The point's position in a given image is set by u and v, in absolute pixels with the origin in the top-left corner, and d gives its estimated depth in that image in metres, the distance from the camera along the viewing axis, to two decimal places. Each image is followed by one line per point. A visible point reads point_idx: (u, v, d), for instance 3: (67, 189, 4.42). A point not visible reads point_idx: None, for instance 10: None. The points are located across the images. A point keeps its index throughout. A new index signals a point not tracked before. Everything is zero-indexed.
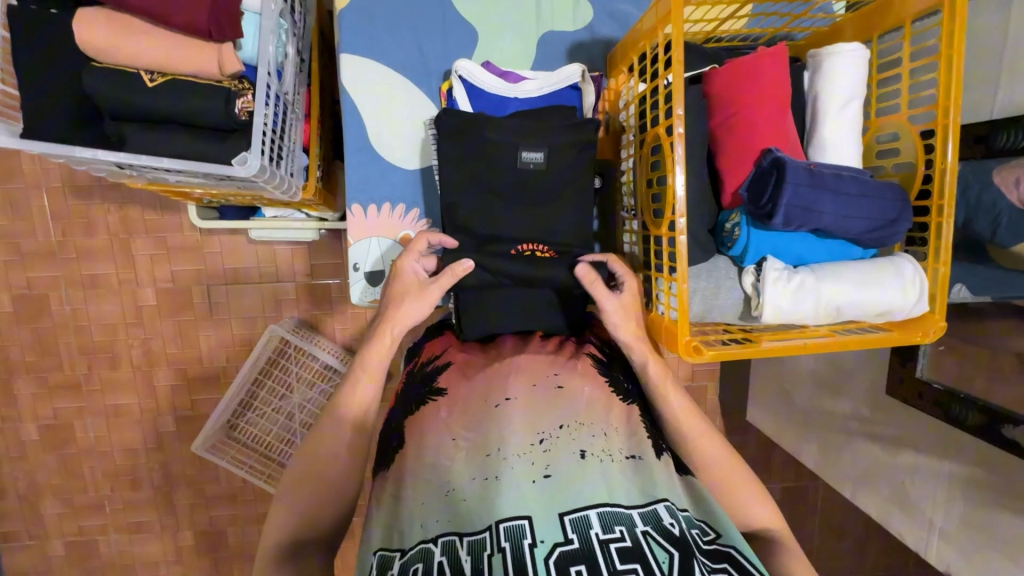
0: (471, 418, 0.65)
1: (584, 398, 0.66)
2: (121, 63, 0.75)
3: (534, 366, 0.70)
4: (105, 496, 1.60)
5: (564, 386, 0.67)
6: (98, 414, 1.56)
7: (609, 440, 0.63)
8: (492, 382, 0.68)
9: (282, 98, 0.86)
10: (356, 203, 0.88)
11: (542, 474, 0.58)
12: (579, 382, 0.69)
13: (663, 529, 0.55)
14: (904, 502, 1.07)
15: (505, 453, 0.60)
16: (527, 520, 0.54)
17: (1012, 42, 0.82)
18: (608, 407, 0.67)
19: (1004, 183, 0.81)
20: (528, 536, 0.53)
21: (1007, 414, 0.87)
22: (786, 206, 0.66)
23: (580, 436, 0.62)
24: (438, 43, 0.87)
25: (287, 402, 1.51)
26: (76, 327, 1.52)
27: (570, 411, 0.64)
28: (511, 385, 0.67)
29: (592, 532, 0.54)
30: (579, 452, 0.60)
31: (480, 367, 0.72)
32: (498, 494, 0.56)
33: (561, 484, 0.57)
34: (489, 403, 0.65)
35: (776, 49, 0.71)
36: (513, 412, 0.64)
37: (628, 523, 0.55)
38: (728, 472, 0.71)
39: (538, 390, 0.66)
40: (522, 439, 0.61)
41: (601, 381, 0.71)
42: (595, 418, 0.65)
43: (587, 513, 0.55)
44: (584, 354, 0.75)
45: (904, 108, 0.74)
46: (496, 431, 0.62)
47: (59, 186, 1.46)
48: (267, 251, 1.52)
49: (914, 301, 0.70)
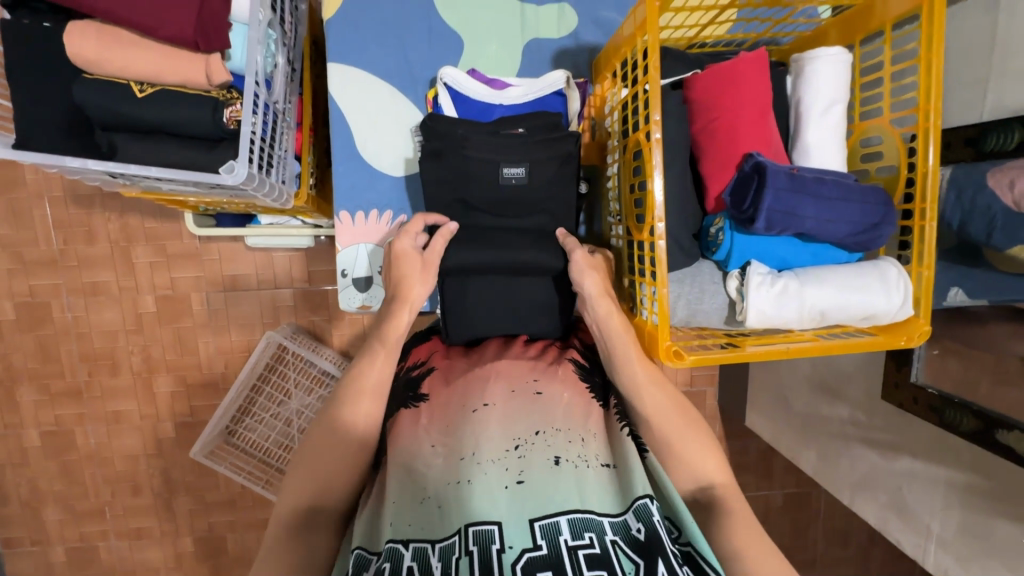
0: (451, 423, 0.65)
1: (564, 404, 0.66)
2: (111, 74, 0.76)
3: (514, 371, 0.70)
4: (105, 502, 1.61)
5: (543, 392, 0.67)
6: (99, 421, 1.57)
7: (586, 446, 0.63)
8: (471, 388, 0.68)
9: (271, 107, 0.88)
10: (344, 210, 0.89)
11: (515, 480, 0.59)
12: (558, 387, 0.68)
13: (631, 539, 0.56)
14: (902, 509, 1.06)
15: (479, 459, 0.60)
16: (497, 526, 0.55)
17: (1000, 44, 0.82)
18: (586, 414, 0.67)
19: (997, 185, 0.80)
20: (497, 542, 0.54)
21: (1003, 419, 0.86)
22: (766, 211, 0.66)
23: (555, 442, 0.62)
24: (424, 51, 0.88)
25: (285, 407, 1.51)
26: (77, 335, 1.54)
27: (546, 416, 0.64)
28: (490, 390, 0.67)
29: (560, 538, 0.55)
30: (553, 458, 0.60)
31: (462, 372, 0.73)
32: (470, 500, 0.57)
33: (533, 488, 0.58)
34: (465, 409, 0.65)
35: (756, 54, 0.71)
36: (490, 420, 0.63)
37: (598, 529, 0.56)
38: (672, 419, 0.69)
39: (516, 397, 0.66)
40: (498, 446, 0.61)
41: (582, 387, 0.71)
42: (572, 423, 0.65)
43: (557, 520, 0.56)
44: (565, 360, 0.75)
45: (887, 112, 0.75)
46: (471, 437, 0.62)
47: (61, 195, 1.48)
48: (265, 257, 1.53)
49: (899, 305, 0.69)
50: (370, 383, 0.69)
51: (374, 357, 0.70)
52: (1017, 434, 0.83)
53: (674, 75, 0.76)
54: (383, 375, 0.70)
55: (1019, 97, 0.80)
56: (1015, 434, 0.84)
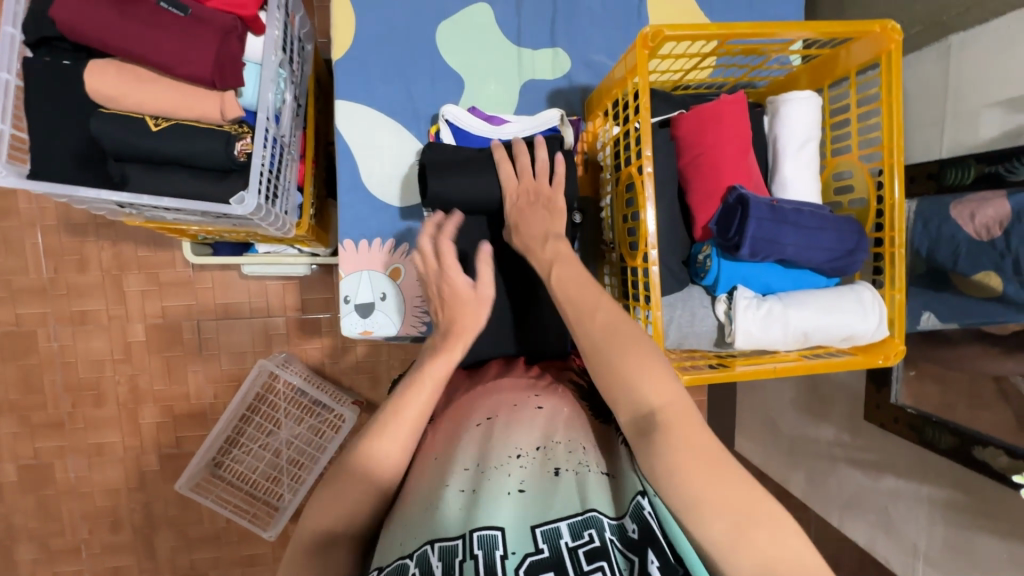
0: (453, 438, 0.67)
1: (563, 416, 0.68)
2: (129, 109, 0.79)
3: (513, 388, 0.73)
4: (83, 540, 1.56)
5: (543, 405, 0.70)
6: (80, 453, 1.53)
7: (588, 454, 0.64)
8: (475, 405, 0.71)
9: (279, 141, 0.92)
10: (348, 238, 0.92)
11: (514, 488, 0.60)
12: (557, 401, 0.70)
13: (626, 538, 0.56)
14: (889, 528, 1.08)
15: (483, 467, 0.62)
16: (501, 530, 0.56)
17: (953, 90, 0.91)
18: (586, 424, 0.69)
19: (960, 217, 0.88)
20: (501, 547, 0.55)
21: (977, 435, 0.89)
22: (751, 238, 0.72)
23: (555, 454, 0.63)
24: (427, 91, 0.93)
25: (275, 437, 1.50)
26: (62, 364, 1.52)
27: (548, 430, 0.66)
28: (493, 405, 0.70)
29: (561, 541, 0.56)
30: (553, 470, 0.62)
31: (468, 393, 0.75)
32: (473, 507, 0.58)
33: (533, 497, 0.60)
34: (469, 423, 0.68)
35: (737, 97, 0.77)
36: (492, 432, 0.66)
37: (597, 526, 0.56)
38: (610, 345, 0.60)
39: (517, 410, 0.68)
40: (499, 455, 0.63)
41: (579, 403, 0.72)
42: (572, 435, 0.66)
43: (557, 525, 0.57)
44: (563, 380, 0.78)
45: (856, 149, 0.81)
46: (473, 449, 0.65)
47: (54, 223, 1.48)
48: (259, 285, 1.54)
49: (876, 326, 0.74)
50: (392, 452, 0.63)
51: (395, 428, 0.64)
52: (992, 449, 0.87)
53: (664, 114, 0.82)
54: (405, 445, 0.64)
55: (974, 136, 0.88)
56: (990, 450, 0.87)
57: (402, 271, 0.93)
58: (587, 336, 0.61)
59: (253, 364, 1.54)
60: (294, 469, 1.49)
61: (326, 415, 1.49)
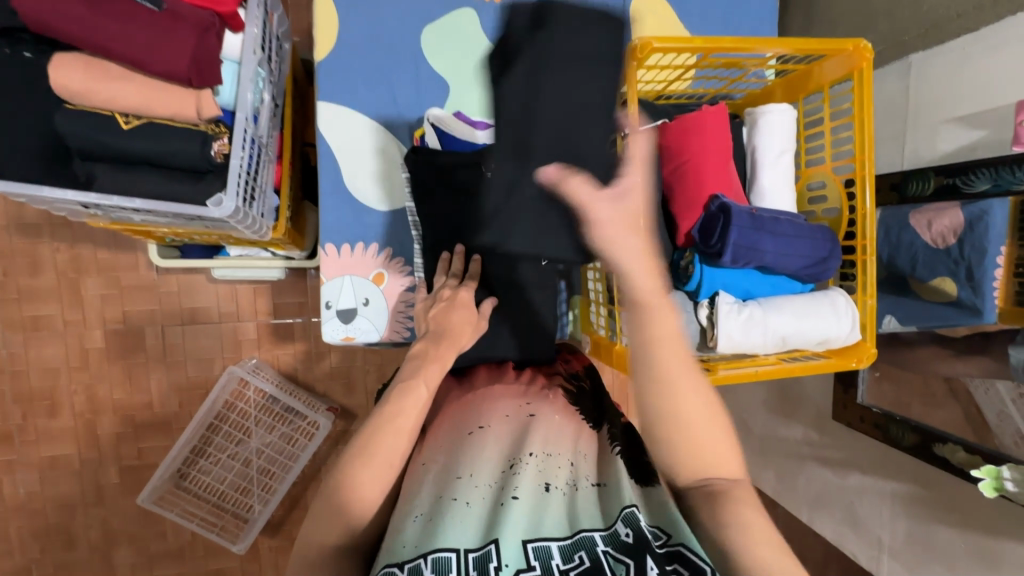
0: (445, 446, 0.68)
1: (556, 426, 0.71)
2: (97, 106, 0.76)
3: (504, 398, 0.75)
4: (33, 559, 1.46)
5: (535, 415, 0.72)
6: (31, 467, 1.45)
7: (577, 468, 0.67)
8: (467, 413, 0.73)
9: (256, 141, 0.89)
10: (330, 242, 0.90)
11: (510, 496, 0.61)
12: (549, 409, 0.73)
13: (620, 544, 0.56)
14: (854, 522, 1.13)
15: (477, 481, 0.63)
16: (494, 544, 0.56)
17: (914, 105, 0.96)
18: (575, 435, 0.71)
19: (918, 225, 0.94)
20: (494, 559, 0.55)
21: (938, 432, 0.94)
22: (733, 245, 0.74)
23: (546, 467, 0.65)
24: (412, 94, 0.92)
25: (244, 447, 1.45)
26: (12, 372, 1.43)
27: (537, 440, 0.68)
28: (486, 414, 0.72)
29: (553, 561, 0.56)
30: (544, 484, 0.63)
31: (455, 401, 0.76)
32: (466, 521, 0.59)
33: (525, 508, 0.59)
34: (462, 431, 0.70)
35: (718, 109, 0.80)
36: (486, 442, 0.68)
37: (588, 544, 0.57)
38: (703, 425, 0.61)
39: (510, 422, 0.71)
40: (492, 470, 0.65)
41: (572, 410, 0.75)
42: (559, 448, 0.68)
43: (549, 544, 0.57)
44: (555, 386, 0.79)
45: (829, 160, 0.85)
46: (467, 458, 0.65)
47: (4, 223, 1.40)
48: (228, 289, 1.49)
49: (849, 330, 0.78)
50: (380, 455, 0.61)
51: (382, 429, 0.63)
52: (950, 445, 0.91)
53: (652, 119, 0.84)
54: (395, 452, 0.63)
55: (932, 150, 0.94)
56: (949, 446, 0.92)
57: (385, 276, 0.91)
58: (686, 411, 0.60)
59: (221, 371, 1.48)
60: (264, 479, 1.45)
61: (298, 423, 1.45)
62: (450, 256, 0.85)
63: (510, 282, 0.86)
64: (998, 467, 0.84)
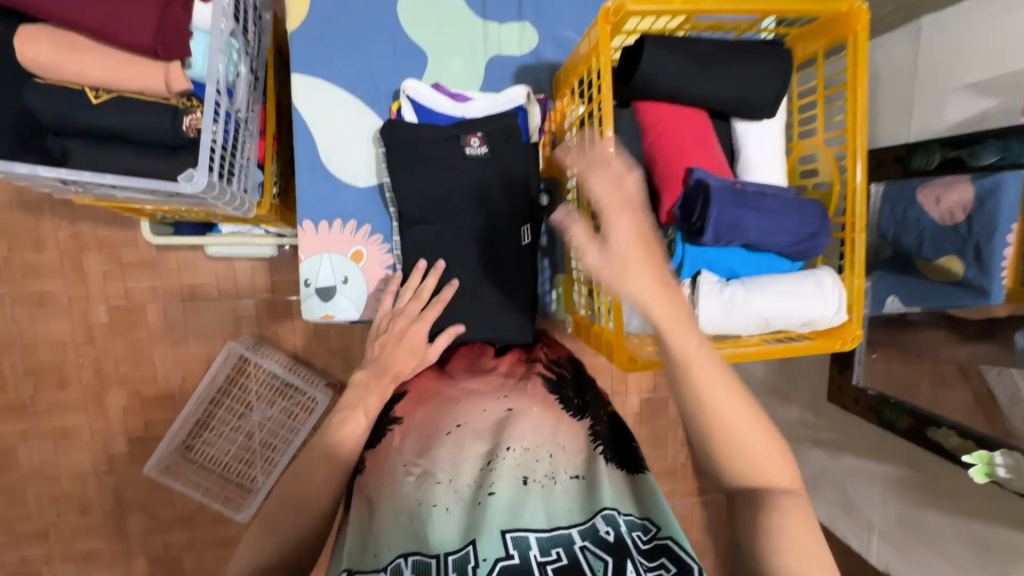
0: (421, 444, 0.67)
1: (533, 419, 0.69)
2: (66, 80, 0.75)
3: (483, 392, 0.74)
4: (51, 524, 1.52)
5: (513, 408, 0.70)
6: (44, 437, 1.49)
7: (555, 461, 0.65)
8: (441, 410, 0.71)
9: (233, 116, 0.87)
10: (308, 219, 0.89)
11: (487, 492, 0.61)
12: (528, 403, 0.71)
13: (599, 539, 0.58)
14: (847, 504, 1.12)
15: (456, 484, 0.63)
16: (471, 544, 0.56)
17: (922, 72, 0.90)
18: (555, 425, 0.69)
19: (925, 200, 0.89)
20: (472, 557, 0.55)
21: (932, 416, 0.91)
22: (714, 224, 0.71)
23: (524, 461, 0.64)
24: (388, 65, 0.89)
25: (246, 420, 1.48)
26: (21, 346, 1.46)
27: (515, 433, 0.66)
28: (463, 412, 0.70)
29: (531, 553, 0.56)
30: (521, 478, 0.62)
31: (433, 395, 0.74)
32: (443, 525, 0.59)
33: (503, 504, 0.59)
34: (439, 431, 0.68)
35: (696, 114, 0.79)
36: (465, 442, 0.66)
37: (565, 542, 0.58)
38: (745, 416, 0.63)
39: (489, 417, 0.69)
40: (473, 469, 0.64)
41: (550, 399, 0.73)
42: (538, 440, 0.66)
43: (528, 535, 0.58)
44: (533, 376, 0.77)
45: (821, 132, 0.81)
46: (446, 460, 0.65)
47: (6, 200, 1.42)
48: (226, 266, 1.50)
49: (834, 311, 0.75)
50: (305, 495, 0.66)
51: (312, 469, 0.67)
52: (944, 430, 0.89)
53: (671, 83, 0.75)
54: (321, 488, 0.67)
55: (939, 121, 0.88)
56: (942, 431, 0.89)
57: (364, 253, 0.91)
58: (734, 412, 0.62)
59: (221, 346, 1.50)
60: (267, 451, 1.47)
61: (298, 398, 1.47)
62: (414, 268, 0.83)
63: (490, 261, 0.85)
64: (990, 453, 0.83)
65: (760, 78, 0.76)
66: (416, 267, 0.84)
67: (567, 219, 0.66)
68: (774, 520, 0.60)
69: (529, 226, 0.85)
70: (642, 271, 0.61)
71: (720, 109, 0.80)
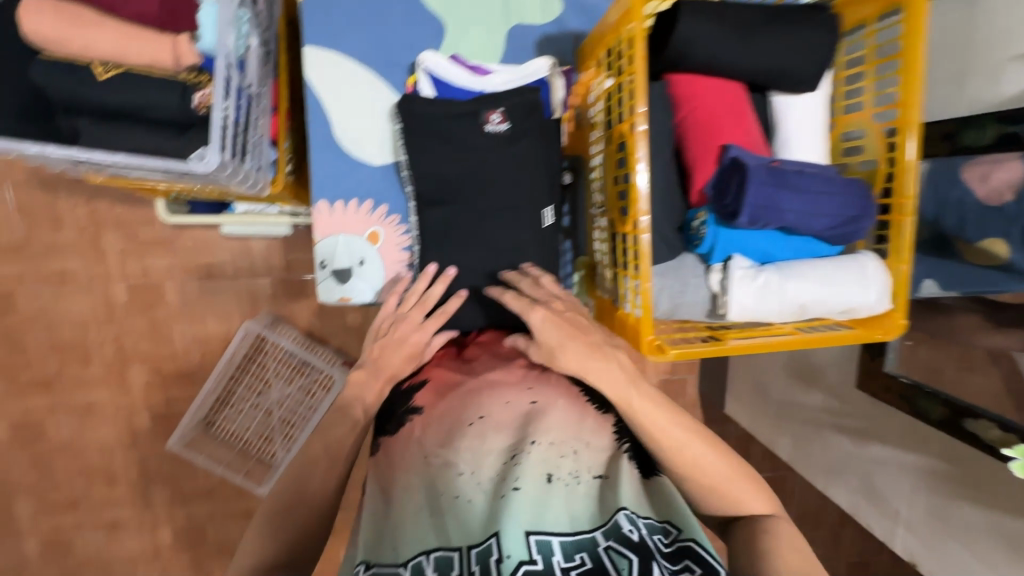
0: (441, 434, 0.65)
1: (557, 413, 0.66)
2: (73, 54, 0.72)
3: (506, 381, 0.71)
4: (80, 495, 1.56)
5: (536, 402, 0.68)
6: (70, 412, 1.52)
7: (580, 458, 0.64)
8: (467, 400, 0.68)
9: (245, 92, 0.84)
10: (322, 199, 0.87)
11: (511, 487, 0.59)
12: (552, 395, 0.69)
13: (623, 538, 0.57)
14: (872, 493, 1.09)
15: (478, 477, 0.61)
16: (495, 537, 0.55)
17: (978, 41, 0.83)
18: (580, 419, 0.67)
19: (970, 179, 0.83)
20: (496, 552, 0.54)
21: (969, 407, 0.87)
22: (750, 205, 0.67)
23: (549, 457, 0.62)
24: (404, 36, 0.85)
25: (265, 397, 1.49)
26: (45, 324, 1.48)
27: (540, 426, 0.64)
28: (486, 402, 0.67)
29: (554, 559, 0.55)
30: (546, 475, 0.61)
31: (455, 386, 0.71)
32: (467, 520, 0.58)
33: (528, 499, 0.58)
34: (461, 422, 0.66)
35: (732, 87, 0.74)
36: (487, 434, 0.64)
37: (589, 547, 0.56)
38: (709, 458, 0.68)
39: (512, 409, 0.67)
40: (496, 462, 0.63)
41: (576, 394, 0.71)
42: (564, 435, 0.64)
43: (551, 539, 0.56)
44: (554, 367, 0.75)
45: (869, 106, 0.77)
46: (468, 451, 0.63)
47: (24, 178, 1.42)
48: (242, 245, 1.49)
49: (877, 299, 0.70)
50: (306, 494, 0.68)
51: (313, 466, 0.69)
52: (983, 421, 0.85)
53: (706, 52, 0.70)
54: (324, 486, 0.69)
55: (994, 93, 0.82)
56: (982, 422, 0.86)
57: (380, 235, 0.88)
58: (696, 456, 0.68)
59: (238, 325, 1.50)
60: (285, 428, 1.49)
61: (315, 376, 1.48)
62: (420, 274, 0.81)
63: (509, 243, 0.82)
64: None
65: (803, 47, 0.70)
66: (422, 272, 0.81)
67: (514, 279, 0.79)
68: (765, 541, 0.66)
69: (551, 208, 0.83)
70: (574, 350, 0.69)
71: (759, 82, 0.74)
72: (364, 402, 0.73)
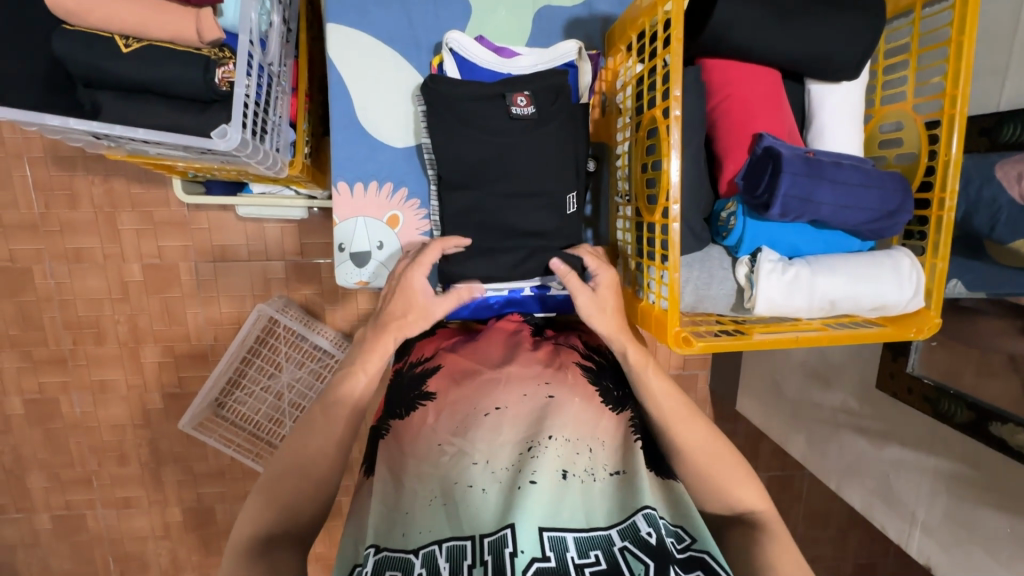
0: (455, 422, 0.65)
1: (573, 408, 0.67)
2: (94, 27, 0.72)
3: (524, 374, 0.71)
4: (92, 471, 1.57)
5: (553, 396, 0.68)
6: (84, 389, 1.53)
7: (594, 456, 0.64)
8: (482, 390, 0.68)
9: (266, 69, 0.83)
10: (342, 181, 0.85)
11: (527, 479, 0.58)
12: (568, 392, 0.69)
13: (641, 542, 0.55)
14: (887, 496, 1.06)
15: (493, 466, 0.61)
16: (510, 528, 0.54)
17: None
18: (596, 418, 0.68)
19: (1005, 177, 0.79)
20: (510, 544, 0.53)
21: (997, 411, 0.86)
22: (783, 196, 0.65)
23: (564, 453, 0.62)
24: (429, 15, 0.83)
25: (276, 380, 1.49)
26: (60, 302, 1.49)
27: (557, 422, 0.65)
28: (502, 394, 0.68)
29: (568, 555, 0.54)
30: (561, 472, 0.60)
31: (470, 374, 0.72)
32: (480, 509, 0.58)
33: (544, 495, 0.57)
34: (477, 412, 0.66)
35: (770, 76, 0.73)
36: (503, 426, 0.65)
37: (604, 545, 0.56)
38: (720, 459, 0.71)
39: (527, 402, 0.67)
40: (510, 453, 0.62)
41: (590, 389, 0.71)
42: (581, 432, 0.65)
43: (564, 535, 0.56)
44: (572, 363, 0.75)
45: (910, 97, 0.75)
46: (483, 442, 0.63)
47: (41, 155, 1.41)
48: (256, 227, 1.48)
49: (909, 296, 0.69)
50: (310, 479, 0.67)
51: (315, 438, 0.69)
52: (1011, 426, 0.84)
53: (742, 37, 0.68)
54: (328, 469, 0.68)
55: None
56: (1009, 427, 0.84)
57: (399, 219, 0.87)
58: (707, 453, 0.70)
59: (251, 308, 1.51)
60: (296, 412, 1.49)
61: (326, 361, 1.48)
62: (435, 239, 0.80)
63: (531, 230, 0.80)
64: None
65: (845, 33, 0.68)
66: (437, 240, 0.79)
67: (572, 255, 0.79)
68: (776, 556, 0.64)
69: (574, 195, 0.82)
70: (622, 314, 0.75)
71: (795, 70, 0.73)
72: (364, 368, 0.73)
